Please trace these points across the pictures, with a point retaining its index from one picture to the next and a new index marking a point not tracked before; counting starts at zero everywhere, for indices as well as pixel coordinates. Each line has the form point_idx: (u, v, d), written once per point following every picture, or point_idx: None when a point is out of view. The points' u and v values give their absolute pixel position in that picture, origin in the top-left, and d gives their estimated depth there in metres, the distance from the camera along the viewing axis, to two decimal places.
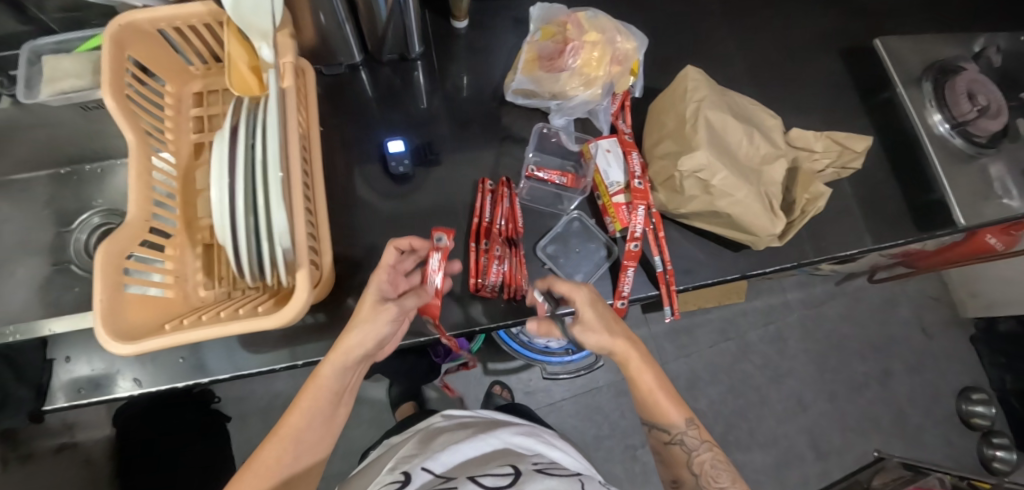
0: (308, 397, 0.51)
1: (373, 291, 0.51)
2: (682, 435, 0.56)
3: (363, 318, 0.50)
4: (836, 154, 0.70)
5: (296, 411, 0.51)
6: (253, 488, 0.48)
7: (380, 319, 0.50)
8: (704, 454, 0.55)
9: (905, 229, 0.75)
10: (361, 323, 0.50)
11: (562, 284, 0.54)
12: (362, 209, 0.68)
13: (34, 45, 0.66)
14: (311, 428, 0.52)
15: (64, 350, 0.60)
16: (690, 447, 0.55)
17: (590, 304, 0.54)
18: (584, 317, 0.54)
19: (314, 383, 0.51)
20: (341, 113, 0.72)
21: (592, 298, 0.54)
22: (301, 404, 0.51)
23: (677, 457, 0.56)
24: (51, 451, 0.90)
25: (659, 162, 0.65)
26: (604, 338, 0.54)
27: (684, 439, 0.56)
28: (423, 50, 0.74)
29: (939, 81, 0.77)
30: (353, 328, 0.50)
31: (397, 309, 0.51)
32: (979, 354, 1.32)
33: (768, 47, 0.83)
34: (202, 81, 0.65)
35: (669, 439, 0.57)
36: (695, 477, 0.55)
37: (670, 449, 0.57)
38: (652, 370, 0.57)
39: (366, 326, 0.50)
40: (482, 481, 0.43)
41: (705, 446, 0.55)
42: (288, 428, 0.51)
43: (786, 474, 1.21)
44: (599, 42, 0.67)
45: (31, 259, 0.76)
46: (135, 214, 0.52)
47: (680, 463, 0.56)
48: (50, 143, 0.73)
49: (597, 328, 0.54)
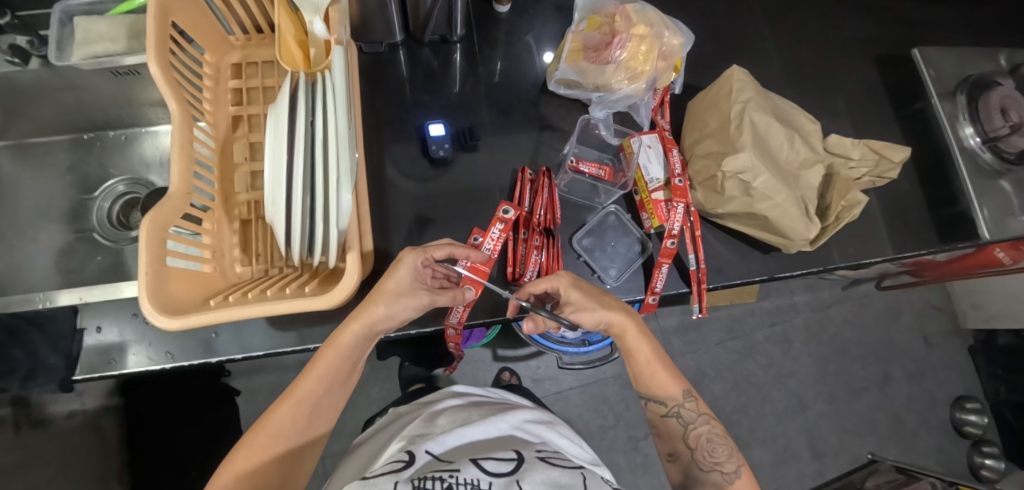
0: (325, 363, 0.51)
1: (407, 273, 0.52)
2: (679, 407, 0.56)
3: (387, 292, 0.51)
4: (873, 163, 0.71)
5: (312, 377, 0.51)
6: (260, 448, 0.47)
7: (409, 303, 0.52)
8: (700, 428, 0.55)
9: (929, 239, 0.75)
10: (389, 301, 0.51)
11: (540, 280, 0.55)
12: (397, 192, 0.68)
13: (65, 6, 0.64)
14: (324, 394, 0.52)
15: (94, 320, 0.61)
16: (687, 419, 0.56)
17: (572, 286, 0.55)
18: (571, 298, 0.55)
19: (333, 349, 0.51)
20: (379, 93, 0.71)
21: (574, 280, 0.55)
22: (318, 369, 0.51)
23: (672, 430, 0.57)
24: (63, 417, 0.80)
25: (700, 161, 0.66)
26: (598, 312, 0.54)
27: (681, 411, 0.56)
28: (464, 33, 0.73)
29: (973, 95, 0.77)
30: (382, 301, 0.51)
31: (426, 297, 0.53)
32: (976, 365, 1.35)
33: (807, 50, 0.82)
34: (241, 52, 0.64)
35: (665, 411, 0.57)
36: (691, 450, 0.55)
37: (665, 421, 0.57)
38: (649, 340, 0.56)
39: (392, 306, 0.51)
40: (484, 466, 0.40)
41: (701, 420, 0.56)
42: (302, 392, 0.50)
43: (782, 471, 1.24)
44: (648, 36, 0.66)
45: (52, 224, 0.75)
46: (178, 186, 0.51)
47: (675, 436, 0.56)
48: (76, 107, 0.71)
49: (588, 306, 0.54)
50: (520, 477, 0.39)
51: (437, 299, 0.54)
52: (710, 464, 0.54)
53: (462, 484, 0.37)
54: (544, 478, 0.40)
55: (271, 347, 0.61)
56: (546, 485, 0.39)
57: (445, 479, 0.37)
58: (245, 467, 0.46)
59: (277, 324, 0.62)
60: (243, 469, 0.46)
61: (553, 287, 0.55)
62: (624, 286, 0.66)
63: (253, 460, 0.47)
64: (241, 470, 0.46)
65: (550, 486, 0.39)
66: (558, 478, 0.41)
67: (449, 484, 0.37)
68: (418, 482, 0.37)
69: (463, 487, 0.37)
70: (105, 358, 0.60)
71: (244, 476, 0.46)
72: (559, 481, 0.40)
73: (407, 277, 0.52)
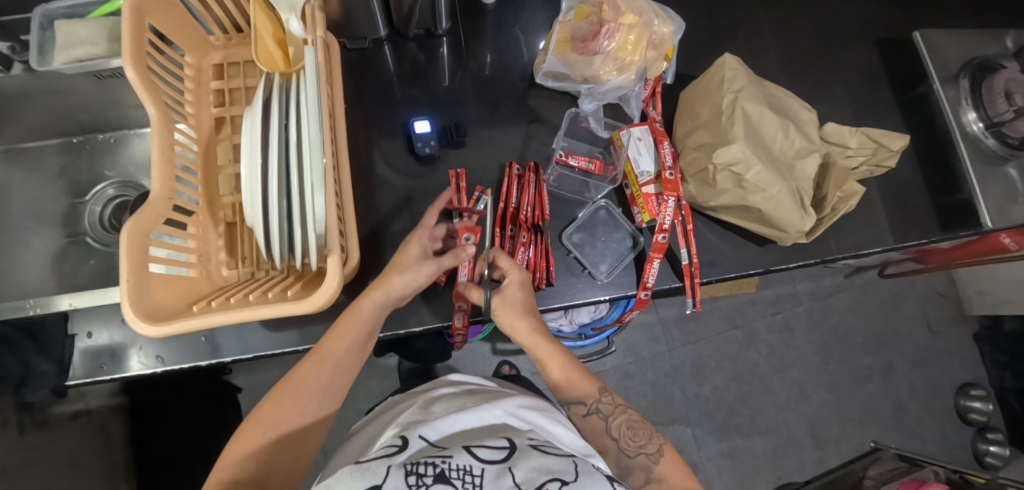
0: (347, 326, 0.52)
1: (417, 248, 0.55)
2: (596, 402, 0.58)
3: (403, 266, 0.53)
4: (870, 151, 0.69)
5: (335, 336, 0.51)
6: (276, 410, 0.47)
7: (422, 271, 0.53)
8: (619, 417, 0.57)
9: (930, 228, 0.73)
10: (405, 269, 0.53)
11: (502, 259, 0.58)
12: (385, 188, 0.67)
13: (45, 10, 0.63)
14: (347, 356, 0.52)
15: (84, 326, 0.62)
16: (605, 413, 0.58)
17: (518, 284, 0.59)
18: (507, 293, 0.59)
19: (353, 314, 0.52)
20: (365, 88, 0.70)
21: (524, 279, 0.60)
22: (341, 331, 0.51)
23: (594, 425, 0.57)
24: (67, 418, 0.80)
25: (692, 153, 0.64)
26: (520, 317, 0.59)
27: (599, 407, 0.58)
28: (450, 26, 0.72)
29: (977, 79, 0.74)
30: (396, 273, 0.53)
31: (435, 266, 0.54)
32: (981, 352, 1.33)
33: (805, 36, 0.80)
34: (222, 52, 0.63)
35: (585, 410, 0.59)
36: (615, 442, 0.56)
37: (587, 420, 0.58)
38: (561, 349, 0.60)
39: (408, 272, 0.53)
40: (477, 453, 0.36)
41: (619, 411, 0.58)
42: (327, 350, 0.51)
43: (784, 460, 1.24)
44: (637, 25, 0.64)
45: (43, 229, 0.75)
46: (158, 192, 0.51)
47: (599, 433, 0.57)
48: (63, 111, 0.70)
49: (519, 304, 0.59)
50: (513, 463, 0.35)
51: (445, 264, 0.55)
52: (635, 448, 0.54)
53: (455, 470, 0.33)
54: (537, 464, 0.35)
55: (263, 349, 0.61)
56: (538, 472, 0.34)
57: (437, 464, 0.34)
58: (269, 417, 0.47)
59: (269, 325, 0.62)
60: (267, 420, 0.47)
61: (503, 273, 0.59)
62: (616, 281, 0.66)
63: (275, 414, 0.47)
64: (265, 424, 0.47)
65: (543, 472, 0.35)
66: (551, 464, 0.36)
67: (442, 471, 0.33)
68: (410, 467, 0.33)
69: (456, 473, 0.33)
70: (96, 363, 0.61)
71: (268, 427, 0.47)
72: (551, 468, 0.35)
73: (415, 252, 0.54)
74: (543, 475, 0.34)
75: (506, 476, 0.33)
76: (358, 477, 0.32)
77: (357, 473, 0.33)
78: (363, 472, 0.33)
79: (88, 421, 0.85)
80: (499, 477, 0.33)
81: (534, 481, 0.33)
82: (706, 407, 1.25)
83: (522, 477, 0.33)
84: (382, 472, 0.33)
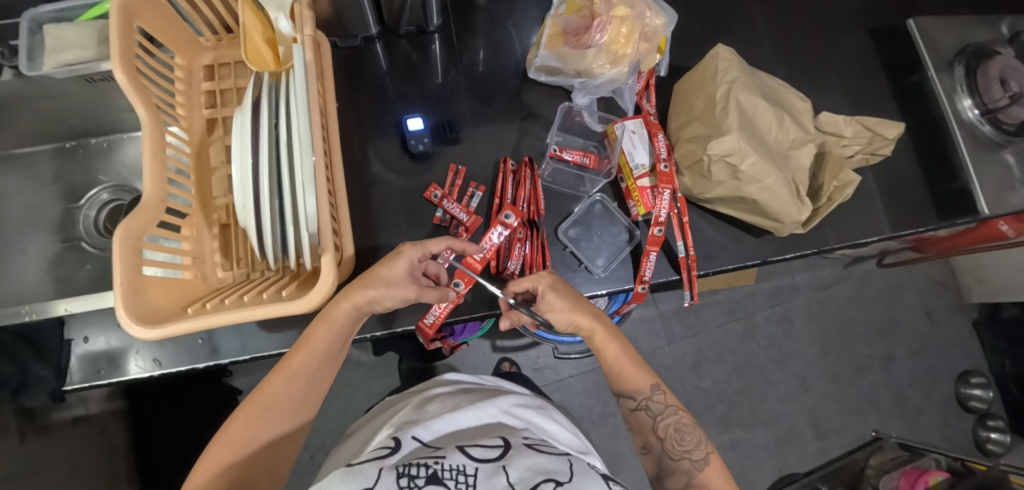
0: (318, 338, 0.51)
1: (404, 265, 0.51)
2: (647, 400, 0.56)
3: (384, 280, 0.51)
4: (866, 140, 0.69)
5: (306, 350, 0.51)
6: (243, 428, 0.47)
7: (400, 292, 0.52)
8: (668, 418, 0.55)
9: (926, 216, 0.73)
10: (381, 284, 0.51)
11: (523, 280, 0.55)
12: (379, 187, 0.67)
13: (34, 14, 0.63)
14: (318, 368, 0.52)
15: (81, 331, 0.62)
16: (656, 411, 0.55)
17: (552, 288, 0.55)
18: (547, 301, 0.55)
19: (324, 325, 0.51)
20: (357, 87, 0.70)
21: (554, 281, 0.55)
22: (312, 344, 0.51)
23: (642, 423, 0.56)
24: (67, 423, 0.80)
25: (687, 145, 0.64)
26: (569, 314, 0.56)
27: (649, 404, 0.56)
28: (441, 23, 0.71)
29: (972, 66, 0.74)
30: (373, 286, 0.51)
31: (414, 292, 0.53)
32: (981, 340, 1.33)
33: (798, 25, 0.80)
34: (212, 53, 0.63)
35: (634, 405, 0.57)
36: (661, 442, 0.55)
37: (636, 415, 0.57)
38: (616, 339, 0.58)
39: (384, 288, 0.51)
40: (471, 452, 0.36)
41: (669, 411, 0.55)
42: (297, 364, 0.50)
43: (785, 452, 1.24)
44: (628, 17, 0.64)
45: (39, 235, 0.74)
46: (150, 194, 0.51)
47: (645, 429, 0.56)
48: (55, 116, 0.70)
49: (560, 308, 0.55)
50: (508, 462, 0.35)
51: (424, 294, 0.54)
52: (679, 452, 0.53)
53: (447, 471, 0.33)
54: (531, 464, 0.35)
55: (261, 350, 0.61)
56: (532, 471, 0.34)
57: (430, 465, 0.34)
58: (239, 437, 0.46)
59: (265, 326, 0.62)
60: (237, 439, 0.46)
61: (532, 286, 0.55)
62: (613, 275, 0.66)
63: (245, 431, 0.47)
64: (236, 441, 0.46)
65: (536, 472, 0.34)
66: (546, 463, 0.36)
67: (435, 471, 0.33)
68: (403, 469, 0.33)
69: (449, 473, 0.33)
70: (94, 367, 0.61)
71: (238, 447, 0.46)
72: (546, 467, 0.35)
73: (402, 269, 0.51)
74: (537, 475, 0.34)
75: (500, 475, 0.33)
76: (349, 480, 0.32)
77: (348, 477, 0.33)
78: (355, 475, 0.33)
79: (89, 426, 0.85)
80: (492, 476, 0.33)
81: (527, 481, 0.33)
82: (706, 400, 1.25)
83: (515, 477, 0.33)
84: (373, 475, 0.33)
